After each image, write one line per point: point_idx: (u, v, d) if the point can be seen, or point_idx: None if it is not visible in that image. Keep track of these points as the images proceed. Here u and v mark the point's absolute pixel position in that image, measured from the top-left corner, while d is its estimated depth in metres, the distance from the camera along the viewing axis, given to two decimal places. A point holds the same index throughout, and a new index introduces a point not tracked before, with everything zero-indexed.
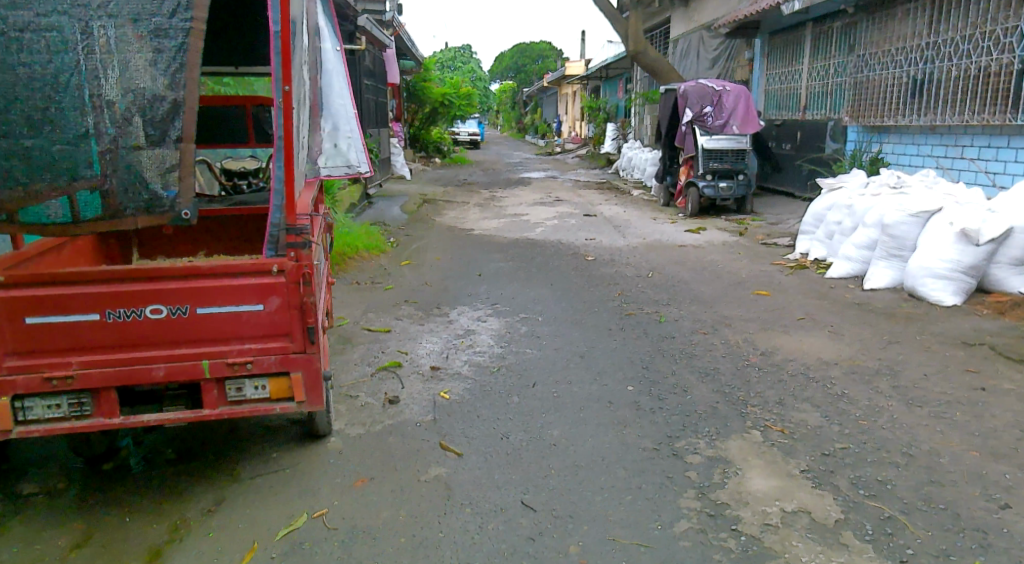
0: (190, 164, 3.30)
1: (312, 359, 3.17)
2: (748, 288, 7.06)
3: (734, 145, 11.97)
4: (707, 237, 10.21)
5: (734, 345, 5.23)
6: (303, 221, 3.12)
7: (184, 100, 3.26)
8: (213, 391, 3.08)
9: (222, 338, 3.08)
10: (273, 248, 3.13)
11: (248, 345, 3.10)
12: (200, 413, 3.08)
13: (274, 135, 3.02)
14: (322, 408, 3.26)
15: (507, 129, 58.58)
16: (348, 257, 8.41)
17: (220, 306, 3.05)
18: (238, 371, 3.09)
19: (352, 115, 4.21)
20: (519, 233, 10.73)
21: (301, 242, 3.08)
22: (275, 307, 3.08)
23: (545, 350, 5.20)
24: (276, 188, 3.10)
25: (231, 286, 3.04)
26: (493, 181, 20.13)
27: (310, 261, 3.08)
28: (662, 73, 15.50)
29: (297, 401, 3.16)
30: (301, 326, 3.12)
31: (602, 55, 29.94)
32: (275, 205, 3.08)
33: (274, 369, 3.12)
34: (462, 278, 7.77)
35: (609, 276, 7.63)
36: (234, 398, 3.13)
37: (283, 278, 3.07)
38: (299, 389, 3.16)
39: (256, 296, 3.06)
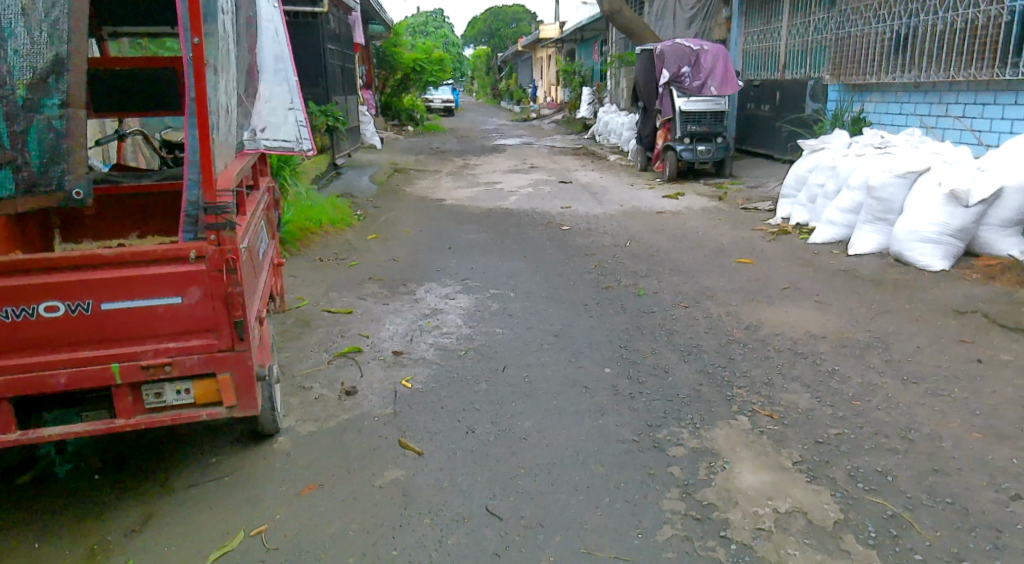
0: (81, 133, 2.87)
1: (242, 358, 2.81)
2: (730, 257, 6.76)
3: (713, 107, 11.62)
4: (686, 203, 9.89)
5: (717, 318, 4.93)
6: (224, 200, 2.73)
7: (69, 59, 2.83)
8: (127, 399, 2.72)
9: (134, 337, 2.71)
10: (192, 230, 2.74)
11: (166, 344, 2.73)
12: (114, 423, 2.72)
13: (186, 97, 2.61)
14: (256, 411, 2.90)
15: (482, 95, 57.81)
16: (312, 232, 8.02)
17: (129, 300, 2.67)
18: (155, 374, 2.73)
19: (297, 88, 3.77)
20: (492, 203, 10.36)
21: (222, 224, 2.69)
22: (195, 300, 2.71)
23: (516, 329, 4.87)
24: (191, 162, 2.71)
25: (142, 277, 2.66)
26: (467, 149, 19.67)
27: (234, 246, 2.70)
28: (638, 33, 15.04)
29: (227, 405, 2.81)
30: (228, 320, 2.76)
31: (577, 17, 29.34)
32: (190, 181, 2.70)
33: (198, 371, 2.76)
34: (432, 252, 7.40)
35: (586, 246, 7.30)
36: (153, 405, 2.77)
37: (204, 265, 2.69)
38: (228, 391, 2.81)
39: (172, 288, 2.68)
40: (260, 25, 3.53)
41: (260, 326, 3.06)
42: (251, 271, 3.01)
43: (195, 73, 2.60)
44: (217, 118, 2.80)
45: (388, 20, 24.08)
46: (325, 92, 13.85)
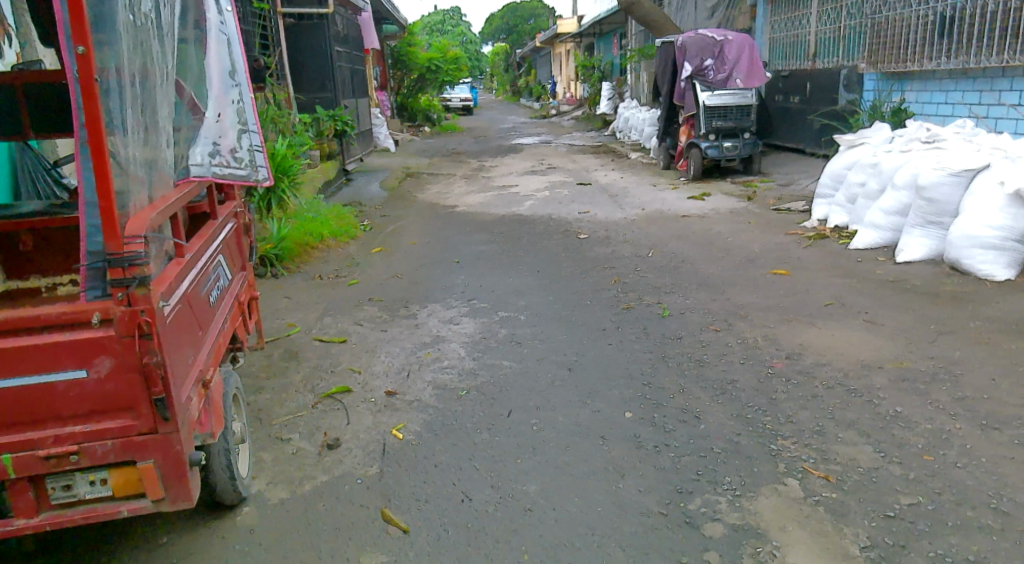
0: None
1: (170, 441, 2.25)
2: (762, 267, 6.16)
3: (739, 100, 11.00)
4: (713, 204, 9.28)
5: (753, 343, 4.36)
6: (136, 247, 2.16)
7: None
8: (26, 496, 2.18)
9: (32, 422, 2.17)
10: (98, 286, 2.21)
11: (71, 428, 2.19)
12: (11, 526, 2.19)
13: (74, 120, 2.09)
14: (194, 503, 2.34)
15: (501, 93, 57.36)
16: (312, 247, 7.54)
17: (22, 376, 2.13)
18: (60, 465, 2.19)
19: (248, 108, 3.32)
20: (506, 209, 9.83)
21: (133, 280, 2.13)
22: (105, 373, 2.16)
23: (525, 361, 4.34)
24: (90, 200, 2.17)
25: (37, 347, 2.12)
26: (484, 149, 19.16)
27: (150, 306, 2.14)
28: (658, 25, 14.41)
29: (153, 498, 2.25)
30: (147, 397, 2.19)
31: (595, 10, 28.68)
32: (88, 226, 2.16)
33: (114, 459, 2.21)
34: (438, 266, 6.89)
35: (604, 257, 6.74)
36: (62, 501, 2.23)
37: (112, 331, 2.14)
38: (154, 482, 2.25)
39: (75, 359, 2.15)
40: (209, 32, 3.09)
41: (206, 393, 2.49)
42: (189, 328, 2.45)
43: (86, 90, 2.08)
44: (126, 144, 2.27)
45: (401, 19, 23.62)
46: (333, 96, 13.40)
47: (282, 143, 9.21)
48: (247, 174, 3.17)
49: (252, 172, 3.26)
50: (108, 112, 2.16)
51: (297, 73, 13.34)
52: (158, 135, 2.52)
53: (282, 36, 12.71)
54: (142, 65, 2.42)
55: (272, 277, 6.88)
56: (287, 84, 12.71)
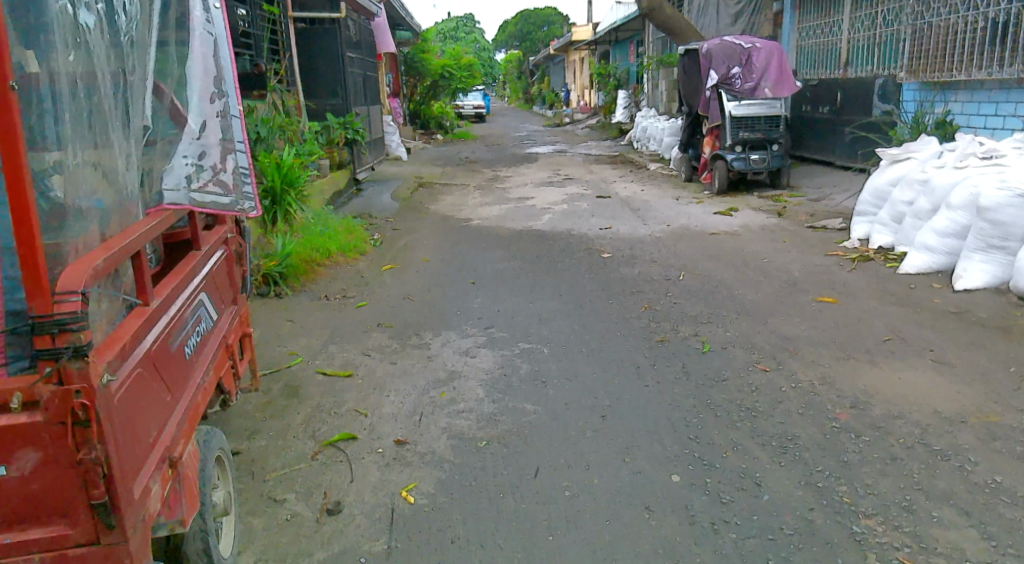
0: None
1: (120, 553, 1.80)
2: (805, 292, 5.66)
3: (767, 110, 10.50)
4: (742, 220, 8.78)
5: (809, 386, 3.86)
6: (75, 309, 1.72)
7: None
8: None
9: None
10: None
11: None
12: None
13: None
14: None
15: (514, 99, 57.03)
16: (318, 264, 7.09)
17: None
18: None
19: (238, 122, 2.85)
20: (523, 222, 9.36)
21: (66, 356, 1.70)
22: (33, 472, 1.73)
23: (553, 404, 3.86)
24: None
25: None
26: (497, 158, 18.71)
27: (87, 389, 1.70)
28: (680, 31, 13.91)
29: None
30: (88, 502, 1.75)
31: (612, 17, 28.26)
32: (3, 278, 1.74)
33: None
34: (453, 286, 6.42)
35: (631, 278, 6.26)
36: None
37: (42, 420, 1.71)
38: None
39: None
40: (194, 30, 2.66)
41: (173, 475, 2.04)
42: (149, 396, 1.99)
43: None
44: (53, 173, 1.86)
45: (414, 24, 23.22)
46: (344, 103, 12.97)
47: (289, 152, 8.77)
48: (231, 202, 2.69)
49: (238, 200, 2.74)
50: (24, 129, 1.76)
51: (307, 78, 12.91)
52: (110, 151, 2.11)
53: (292, 40, 12.28)
54: (87, 69, 2.02)
55: (275, 297, 6.42)
56: (297, 89, 12.28)
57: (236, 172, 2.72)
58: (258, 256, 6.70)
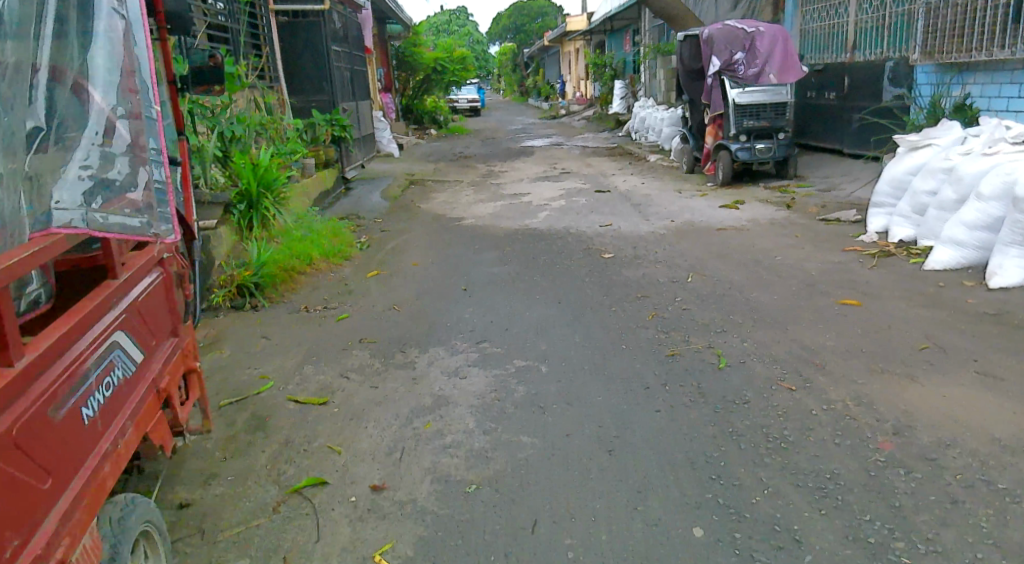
0: None
1: None
2: (826, 293, 5.18)
3: (772, 97, 9.97)
4: (750, 214, 8.30)
5: (843, 407, 3.39)
6: None
7: None
8: None
9: None
10: None
11: None
12: None
13: None
14: None
15: (509, 92, 56.45)
16: (298, 272, 6.62)
17: None
18: None
19: (153, 131, 2.47)
20: (518, 221, 8.88)
21: None
22: None
23: (552, 435, 3.39)
24: None
25: None
26: (492, 152, 18.21)
27: None
28: (679, 18, 13.40)
29: None
30: None
31: (606, 6, 27.71)
32: None
33: None
34: (442, 293, 5.95)
35: (634, 282, 5.78)
36: None
37: None
38: None
39: None
40: (99, 19, 2.27)
41: None
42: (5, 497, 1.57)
43: None
44: None
45: (404, 18, 22.67)
46: (331, 99, 12.46)
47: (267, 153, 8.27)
48: (142, 224, 2.25)
49: (153, 222, 2.32)
50: None
51: (292, 74, 12.40)
52: None
53: (274, 35, 11.76)
54: None
55: (252, 310, 5.95)
56: (280, 86, 11.76)
57: (152, 188, 2.34)
58: (233, 266, 6.22)
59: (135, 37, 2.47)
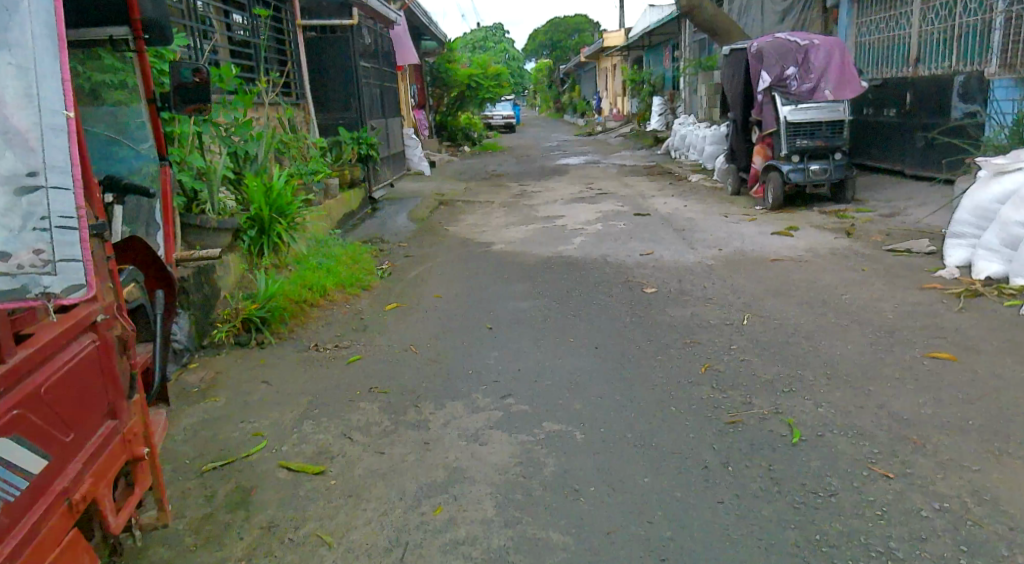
0: None
1: None
2: (908, 344, 4.47)
3: (829, 114, 9.29)
4: (806, 242, 7.58)
5: (960, 507, 2.71)
6: None
7: None
8: None
9: None
10: None
11: None
12: None
13: None
14: None
15: (544, 109, 56.11)
16: (311, 305, 6.06)
17: None
18: None
19: (65, 146, 2.08)
20: (552, 246, 8.26)
21: None
22: None
23: (592, 533, 2.76)
24: None
25: None
26: (526, 171, 17.64)
27: None
28: (724, 31, 12.72)
29: None
30: None
31: (645, 22, 27.12)
32: None
33: None
34: (465, 332, 5.34)
35: (683, 324, 5.12)
36: None
37: None
38: None
39: None
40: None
41: None
42: None
43: None
44: None
45: (439, 33, 22.29)
46: (358, 116, 11.98)
47: (284, 175, 7.76)
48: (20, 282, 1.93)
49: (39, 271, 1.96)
50: None
51: (318, 91, 11.96)
52: None
53: (301, 49, 11.35)
54: None
55: (258, 348, 5.39)
56: (306, 102, 11.34)
57: (37, 232, 1.97)
58: (239, 298, 5.69)
59: (39, 29, 2.05)
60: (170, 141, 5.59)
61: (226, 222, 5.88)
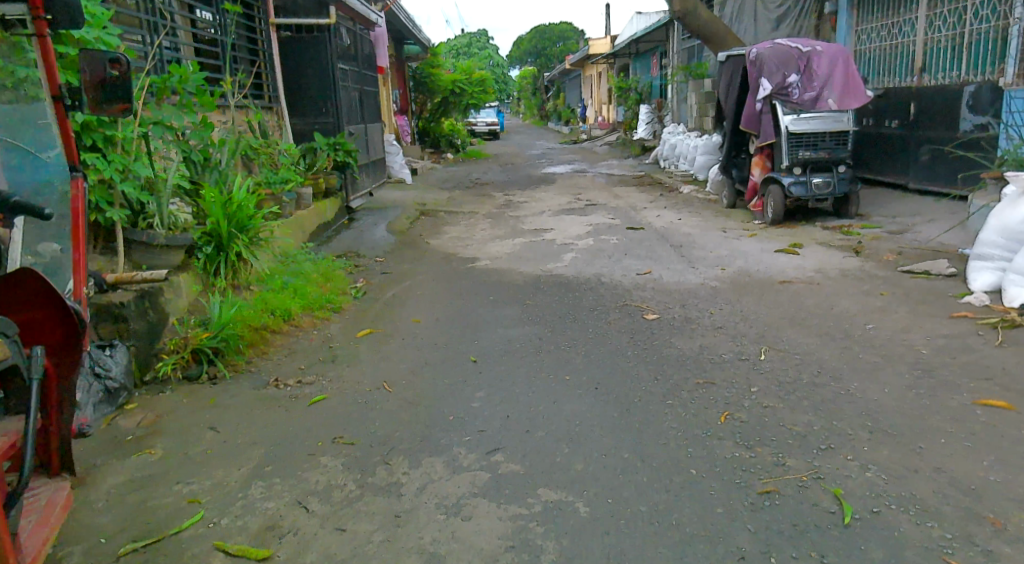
0: None
1: None
2: (953, 385, 3.91)
3: (832, 125, 8.72)
4: (815, 261, 7.03)
5: None
6: None
7: None
8: None
9: None
10: None
11: None
12: None
13: None
14: None
15: (528, 116, 55.60)
16: (274, 332, 5.40)
17: None
18: None
19: None
20: (541, 264, 7.67)
21: None
22: None
23: None
24: None
25: None
26: (511, 179, 17.02)
27: None
28: (719, 37, 12.18)
29: None
30: None
31: (632, 29, 26.68)
32: None
33: None
34: (446, 366, 4.73)
35: (692, 357, 4.53)
36: None
37: None
38: None
39: None
40: None
41: None
42: None
43: None
44: None
45: (421, 38, 21.66)
46: (335, 122, 11.31)
47: (248, 186, 7.09)
48: None
49: None
50: None
51: (293, 94, 11.28)
52: None
53: (276, 48, 10.68)
54: None
55: (209, 384, 4.75)
56: (280, 105, 10.71)
57: None
58: (190, 326, 5.03)
59: None
60: (110, 147, 4.95)
61: (177, 238, 5.25)
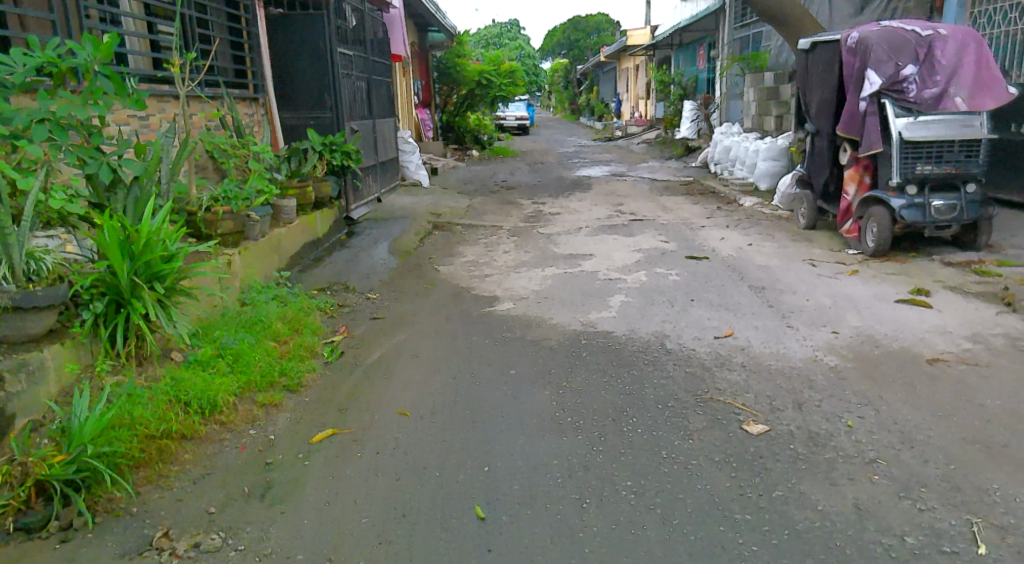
0: None
1: None
2: None
3: (960, 131, 6.79)
4: (960, 319, 5.15)
5: None
6: None
7: None
8: None
9: None
10: None
11: None
12: None
13: None
14: None
15: (560, 109, 53.67)
16: (182, 439, 3.67)
17: None
18: None
19: None
20: (581, 309, 5.83)
21: None
22: None
23: None
24: None
25: None
26: (542, 182, 15.19)
27: None
28: (795, 21, 10.18)
29: None
30: None
31: (676, 17, 24.66)
32: None
33: None
34: (433, 527, 2.98)
35: (849, 533, 2.72)
36: None
37: None
38: None
39: None
40: None
41: None
42: None
43: None
44: None
45: (446, 25, 19.80)
46: (335, 118, 9.56)
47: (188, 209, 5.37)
48: None
49: None
50: None
51: (285, 82, 9.50)
52: None
53: (264, 29, 8.96)
54: None
55: (55, 544, 3.03)
56: (266, 96, 8.99)
57: None
58: (44, 442, 3.33)
59: None
60: None
61: (32, 298, 3.56)
